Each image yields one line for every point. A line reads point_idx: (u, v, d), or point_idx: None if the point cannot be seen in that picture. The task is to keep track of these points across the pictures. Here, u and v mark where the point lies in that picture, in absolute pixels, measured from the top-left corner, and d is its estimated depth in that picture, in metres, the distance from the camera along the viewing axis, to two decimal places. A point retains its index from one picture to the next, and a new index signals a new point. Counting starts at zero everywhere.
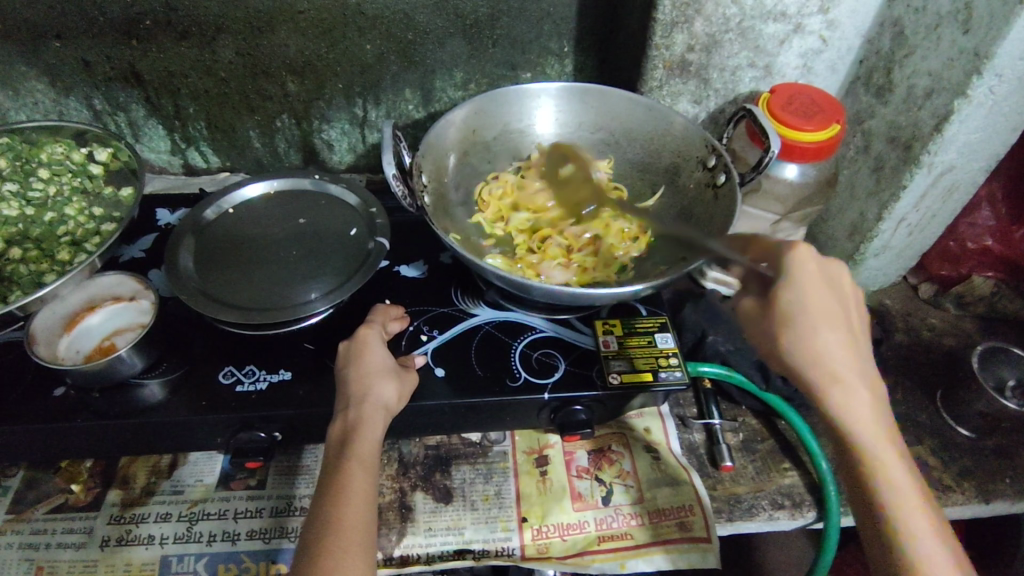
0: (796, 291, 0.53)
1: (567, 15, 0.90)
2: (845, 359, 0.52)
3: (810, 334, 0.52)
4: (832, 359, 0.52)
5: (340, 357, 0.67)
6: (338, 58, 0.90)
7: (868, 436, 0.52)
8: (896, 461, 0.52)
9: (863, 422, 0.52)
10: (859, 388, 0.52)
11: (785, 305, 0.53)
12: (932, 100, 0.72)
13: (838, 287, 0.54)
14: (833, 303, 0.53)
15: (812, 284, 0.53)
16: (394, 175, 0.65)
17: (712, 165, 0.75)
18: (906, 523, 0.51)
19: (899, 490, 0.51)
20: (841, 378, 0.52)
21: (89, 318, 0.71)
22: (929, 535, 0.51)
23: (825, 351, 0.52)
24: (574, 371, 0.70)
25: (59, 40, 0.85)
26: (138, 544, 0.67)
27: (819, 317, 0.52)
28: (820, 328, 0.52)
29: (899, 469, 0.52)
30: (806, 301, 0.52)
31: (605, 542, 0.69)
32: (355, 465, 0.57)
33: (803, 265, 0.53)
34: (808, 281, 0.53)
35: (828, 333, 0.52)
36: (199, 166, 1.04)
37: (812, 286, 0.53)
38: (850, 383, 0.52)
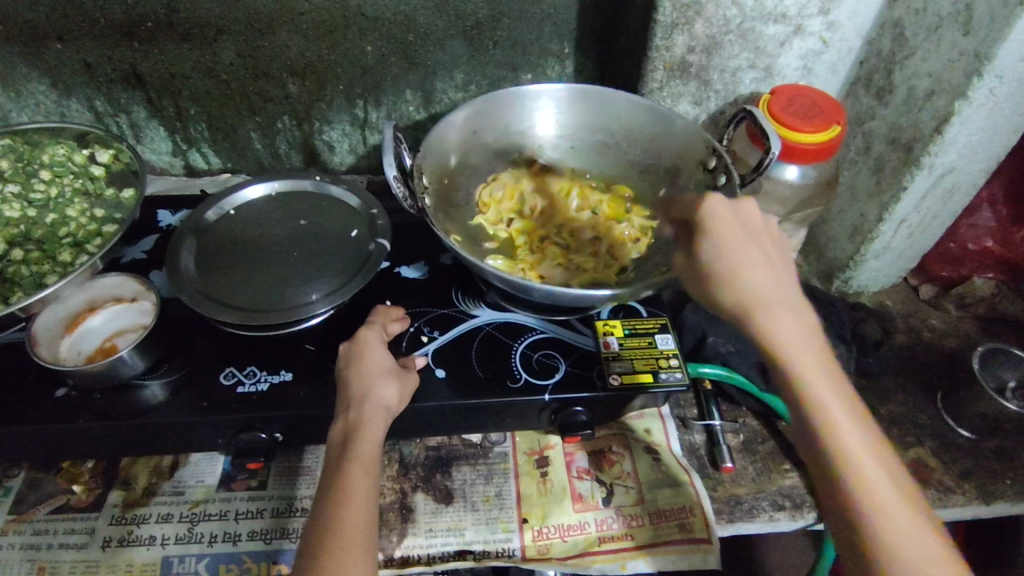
0: (718, 240, 0.54)
1: (568, 17, 0.90)
2: (766, 289, 0.52)
3: (740, 278, 0.52)
4: (766, 301, 0.51)
5: (341, 359, 0.67)
6: (339, 59, 0.90)
7: (798, 363, 0.50)
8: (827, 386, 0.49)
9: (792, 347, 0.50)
10: (797, 332, 0.51)
11: (712, 256, 0.53)
12: (932, 101, 0.72)
13: (760, 236, 0.55)
14: (758, 249, 0.54)
15: (733, 232, 0.54)
16: (395, 176, 0.65)
17: (713, 167, 0.75)
18: (846, 450, 0.48)
19: (850, 441, 0.48)
20: (777, 322, 0.51)
21: (91, 319, 0.71)
22: (885, 492, 0.47)
23: (751, 290, 0.52)
24: (575, 372, 0.70)
25: (61, 41, 0.85)
26: (139, 545, 0.68)
27: (747, 263, 0.53)
28: (750, 272, 0.52)
29: (833, 395, 0.49)
30: (729, 249, 0.53)
31: (606, 543, 0.69)
32: (356, 466, 0.57)
33: (715, 214, 0.55)
34: (722, 227, 0.54)
35: (759, 278, 0.52)
36: (200, 167, 1.04)
37: (731, 233, 0.54)
38: (788, 324, 0.51)
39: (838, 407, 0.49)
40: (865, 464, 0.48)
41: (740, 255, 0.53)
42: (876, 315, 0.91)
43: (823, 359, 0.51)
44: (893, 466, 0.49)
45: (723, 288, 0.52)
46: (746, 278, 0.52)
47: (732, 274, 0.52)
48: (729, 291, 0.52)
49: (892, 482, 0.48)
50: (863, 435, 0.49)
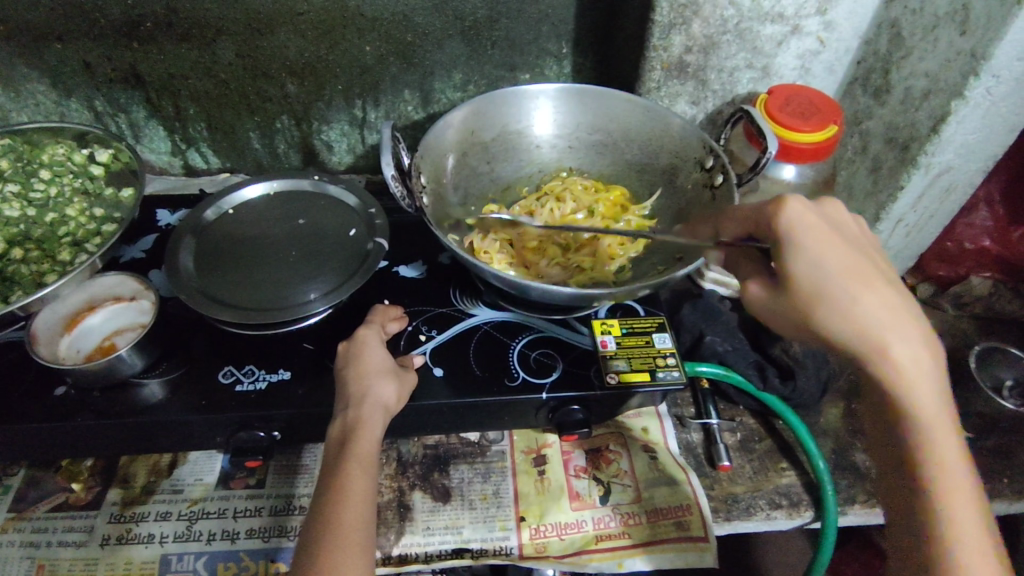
0: (815, 251, 0.50)
1: (566, 17, 0.91)
2: (877, 307, 0.48)
3: (845, 296, 0.49)
4: (878, 322, 0.48)
5: (340, 358, 0.67)
6: (338, 59, 0.90)
7: (909, 384, 0.48)
8: (935, 410, 0.48)
9: (902, 367, 0.48)
10: (914, 356, 0.48)
11: (805, 270, 0.50)
12: (929, 101, 0.72)
13: (857, 244, 0.52)
14: (862, 263, 0.50)
15: (830, 243, 0.50)
16: (393, 176, 0.65)
17: (710, 167, 0.75)
18: (937, 471, 0.48)
19: (943, 471, 0.47)
20: (890, 344, 0.48)
21: (90, 318, 0.72)
22: (973, 528, 0.46)
23: (860, 307, 0.48)
24: (572, 371, 0.71)
25: (61, 41, 0.85)
26: (138, 543, 0.68)
27: (849, 280, 0.49)
28: (855, 285, 0.49)
29: (939, 420, 0.48)
30: (827, 263, 0.49)
31: (602, 541, 0.70)
32: (353, 465, 0.58)
33: (807, 220, 0.51)
34: (816, 237, 0.50)
35: (872, 296, 0.49)
36: (199, 167, 1.05)
37: (830, 244, 0.50)
38: (903, 348, 0.48)
39: (938, 436, 0.48)
40: (952, 497, 0.47)
41: (846, 271, 0.49)
42: None
43: (936, 386, 0.48)
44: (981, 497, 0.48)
45: (819, 297, 0.49)
46: (858, 294, 0.49)
47: (831, 293, 0.49)
48: (831, 309, 0.49)
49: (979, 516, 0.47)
50: (959, 464, 0.48)
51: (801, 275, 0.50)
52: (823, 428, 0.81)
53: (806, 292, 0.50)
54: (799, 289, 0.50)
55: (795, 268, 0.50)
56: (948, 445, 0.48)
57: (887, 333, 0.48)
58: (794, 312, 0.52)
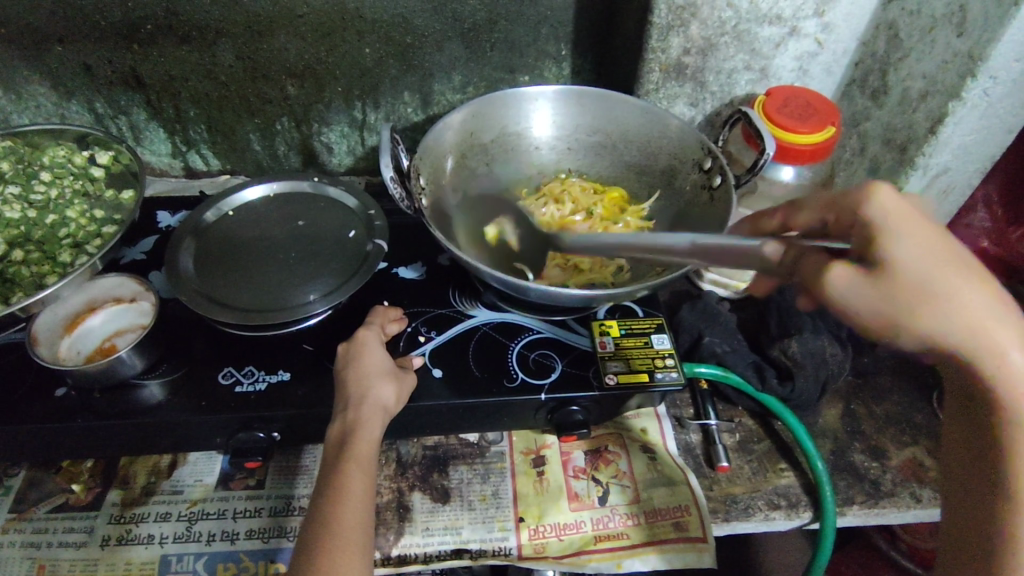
0: (909, 244, 0.43)
1: (565, 19, 0.91)
2: (1000, 323, 0.42)
3: (950, 298, 0.42)
4: (985, 328, 0.42)
5: (340, 359, 0.67)
6: (338, 61, 0.91)
7: (1021, 404, 0.43)
8: None
9: (1021, 387, 0.43)
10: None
11: (911, 268, 0.43)
12: (926, 102, 0.73)
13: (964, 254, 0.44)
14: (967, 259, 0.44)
15: (934, 243, 0.43)
16: (392, 178, 0.65)
17: (708, 167, 0.76)
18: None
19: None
20: (1003, 355, 0.42)
21: (90, 319, 0.72)
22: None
23: (975, 321, 0.42)
24: (571, 371, 0.71)
25: (62, 44, 0.86)
26: (138, 543, 0.68)
27: (963, 278, 0.43)
28: (966, 295, 0.43)
29: None
30: (922, 263, 0.43)
31: (601, 541, 0.70)
32: (353, 466, 0.58)
33: (900, 214, 0.44)
34: (914, 235, 0.44)
35: (981, 296, 0.43)
36: (199, 169, 1.05)
37: (926, 235, 0.44)
38: (1022, 359, 0.43)
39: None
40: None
41: (953, 279, 0.43)
42: None
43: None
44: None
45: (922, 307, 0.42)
46: (973, 304, 0.42)
47: (942, 295, 0.42)
48: (936, 310, 0.42)
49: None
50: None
51: (899, 268, 0.43)
52: (822, 429, 0.81)
53: (910, 288, 0.43)
54: (900, 285, 0.43)
55: (893, 257, 0.43)
56: None
57: (1004, 352, 0.42)
58: (890, 309, 0.43)
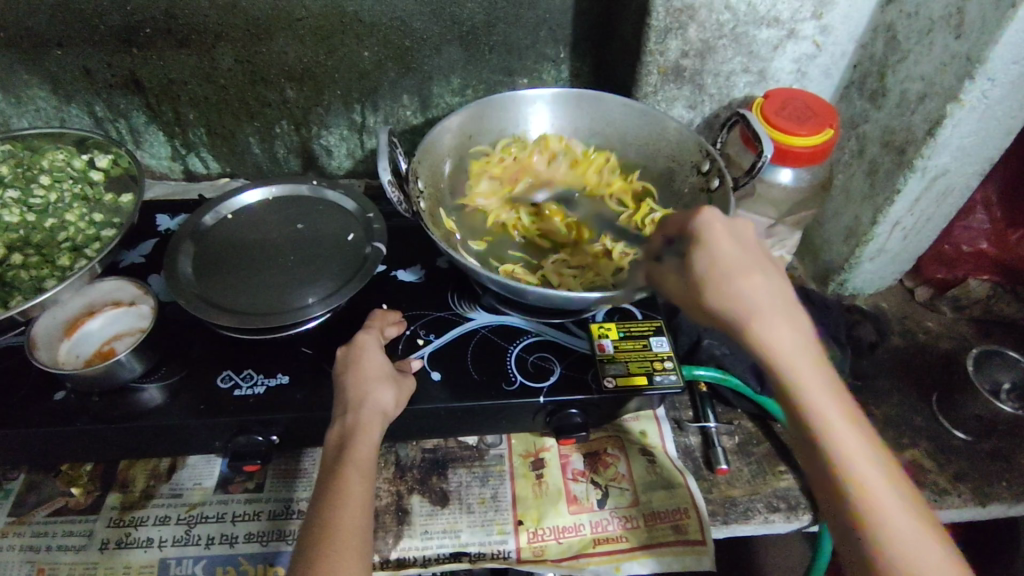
0: (709, 252, 0.52)
1: (563, 22, 0.91)
2: (772, 297, 0.51)
3: (728, 286, 0.51)
4: (751, 302, 0.50)
5: (339, 363, 0.67)
6: (336, 64, 0.91)
7: (791, 369, 0.50)
8: (817, 388, 0.50)
9: (786, 353, 0.50)
10: (790, 341, 0.50)
11: (701, 269, 0.52)
12: (924, 105, 0.73)
13: (755, 247, 0.54)
14: (753, 254, 0.53)
15: (723, 242, 0.53)
16: (390, 181, 0.65)
17: (706, 170, 0.76)
18: (837, 444, 0.49)
19: (848, 449, 0.48)
20: (771, 329, 0.50)
21: (89, 323, 0.72)
22: (878, 483, 0.48)
23: (751, 298, 0.51)
24: (570, 374, 0.71)
25: (61, 48, 0.86)
26: (137, 547, 0.68)
27: (729, 270, 0.51)
28: (741, 279, 0.51)
29: (825, 399, 0.50)
30: (730, 261, 0.52)
31: (600, 545, 0.70)
32: (351, 469, 0.58)
33: (715, 226, 0.53)
34: (714, 236, 0.53)
35: (747, 278, 0.51)
36: (199, 172, 1.05)
37: (721, 242, 0.53)
38: (778, 322, 0.51)
39: (829, 411, 0.49)
40: (854, 458, 0.48)
41: (747, 269, 0.51)
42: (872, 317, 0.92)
43: (809, 349, 0.51)
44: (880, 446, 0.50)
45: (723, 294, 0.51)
46: (753, 284, 0.51)
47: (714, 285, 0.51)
48: (712, 296, 0.51)
49: (880, 466, 0.49)
50: (846, 418, 0.50)
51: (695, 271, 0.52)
52: None
53: (697, 284, 0.52)
54: (693, 281, 0.52)
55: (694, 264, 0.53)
56: (839, 421, 0.49)
57: (769, 324, 0.50)
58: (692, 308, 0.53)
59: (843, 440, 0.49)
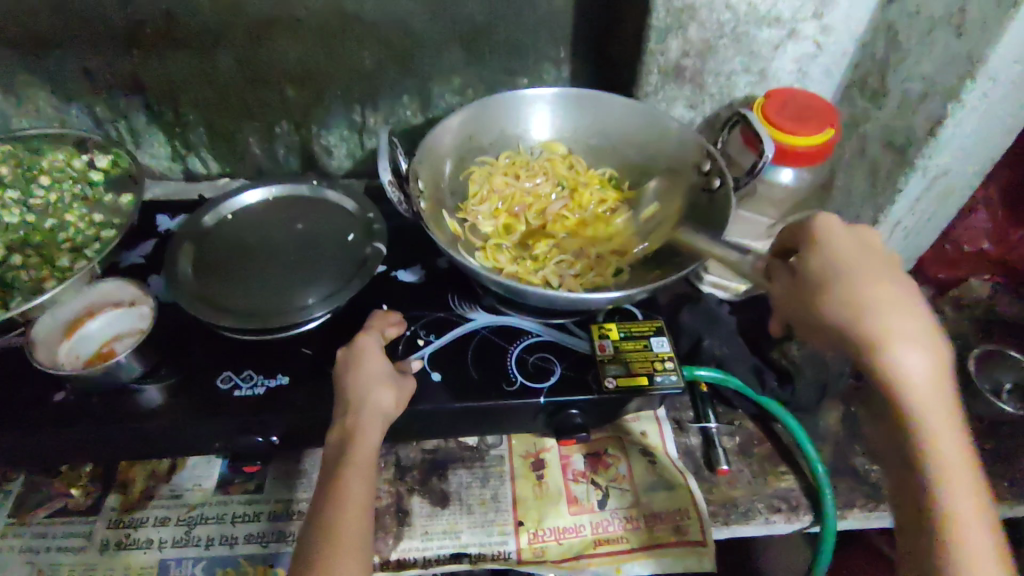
0: (833, 255, 0.53)
1: (563, 22, 0.91)
2: (902, 315, 0.49)
3: (849, 291, 0.51)
4: (889, 326, 0.49)
5: (338, 365, 0.67)
6: (337, 64, 0.91)
7: (915, 389, 0.48)
8: (939, 416, 0.47)
9: (911, 372, 0.48)
10: (919, 364, 0.48)
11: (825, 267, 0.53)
12: (925, 104, 0.73)
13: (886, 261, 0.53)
14: (882, 268, 0.52)
15: (843, 249, 0.54)
16: (390, 181, 0.65)
17: (707, 170, 0.76)
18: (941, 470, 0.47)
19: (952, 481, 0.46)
20: (898, 345, 0.48)
21: (89, 324, 0.72)
22: (976, 535, 0.45)
23: (876, 310, 0.49)
24: (570, 375, 0.71)
25: (61, 48, 0.86)
26: (137, 548, 0.68)
27: (863, 281, 0.51)
28: (865, 289, 0.51)
29: (946, 429, 0.47)
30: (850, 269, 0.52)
31: (601, 546, 0.69)
32: (351, 471, 0.58)
33: (838, 233, 0.55)
34: (837, 242, 0.54)
35: (882, 294, 0.50)
36: (199, 172, 1.05)
37: (851, 252, 0.53)
38: (915, 350, 0.48)
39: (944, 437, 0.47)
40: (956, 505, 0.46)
41: (871, 279, 0.51)
42: None
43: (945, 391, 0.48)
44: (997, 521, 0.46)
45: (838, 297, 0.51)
46: (880, 298, 0.50)
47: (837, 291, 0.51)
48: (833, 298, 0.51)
49: (987, 527, 0.46)
50: (967, 469, 0.47)
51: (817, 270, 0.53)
52: (823, 432, 0.81)
53: (818, 281, 0.53)
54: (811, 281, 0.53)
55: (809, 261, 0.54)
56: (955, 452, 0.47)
57: (902, 340, 0.48)
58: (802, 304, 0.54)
59: (955, 492, 0.46)
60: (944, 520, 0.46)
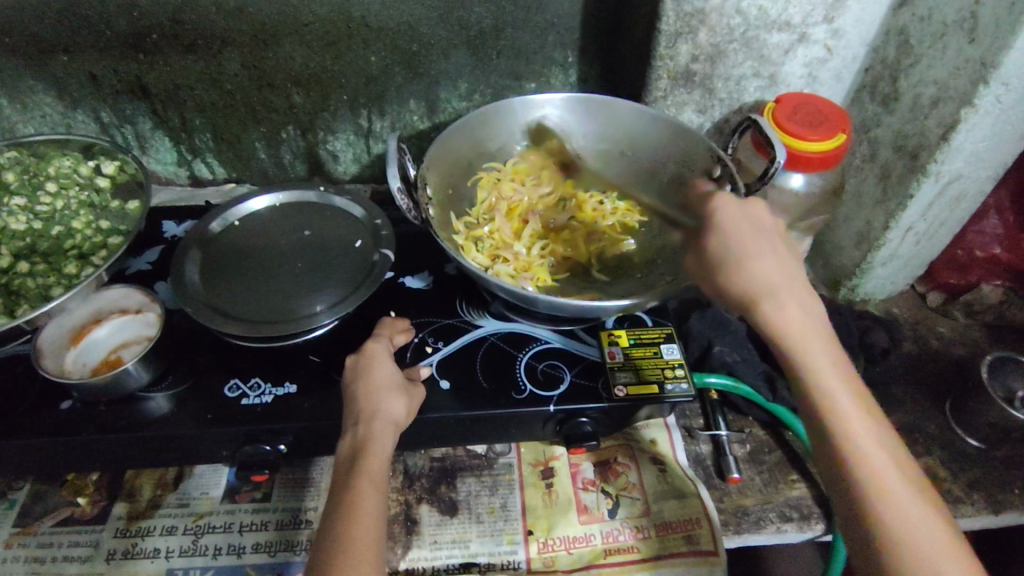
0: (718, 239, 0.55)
1: (571, 26, 0.91)
2: (777, 275, 0.52)
3: (737, 260, 0.53)
4: (765, 286, 0.52)
5: (348, 373, 0.66)
6: (343, 69, 0.90)
7: (796, 340, 0.50)
8: (822, 361, 0.50)
9: (791, 326, 0.51)
10: (795, 317, 0.51)
11: (713, 251, 0.55)
12: (938, 109, 0.72)
13: (765, 226, 0.55)
14: (756, 234, 0.54)
15: (730, 224, 0.56)
16: (399, 188, 0.64)
17: (718, 175, 0.74)
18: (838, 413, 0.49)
19: (845, 421, 0.48)
20: (775, 300, 0.51)
21: (95, 331, 0.71)
22: (884, 474, 0.47)
23: (755, 273, 0.52)
24: (580, 383, 0.70)
25: (66, 54, 0.86)
26: (143, 557, 0.67)
27: (741, 249, 0.53)
28: (747, 256, 0.53)
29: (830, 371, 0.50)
30: (732, 244, 0.54)
31: (611, 555, 0.69)
32: (364, 482, 0.57)
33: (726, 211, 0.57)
34: (726, 220, 0.56)
35: (758, 258, 0.53)
36: (205, 178, 1.05)
37: (734, 225, 0.55)
38: (790, 304, 0.51)
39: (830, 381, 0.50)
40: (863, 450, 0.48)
41: (752, 246, 0.53)
42: (884, 324, 0.90)
43: (822, 335, 0.51)
44: (897, 450, 0.49)
45: (724, 268, 0.54)
46: (757, 262, 0.53)
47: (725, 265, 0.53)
48: (723, 272, 0.53)
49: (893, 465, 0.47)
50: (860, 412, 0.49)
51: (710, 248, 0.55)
52: None
53: (713, 257, 0.55)
54: (708, 260, 0.55)
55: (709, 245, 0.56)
56: (843, 392, 0.49)
57: (776, 298, 0.51)
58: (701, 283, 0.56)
59: (855, 431, 0.48)
60: (854, 470, 0.47)
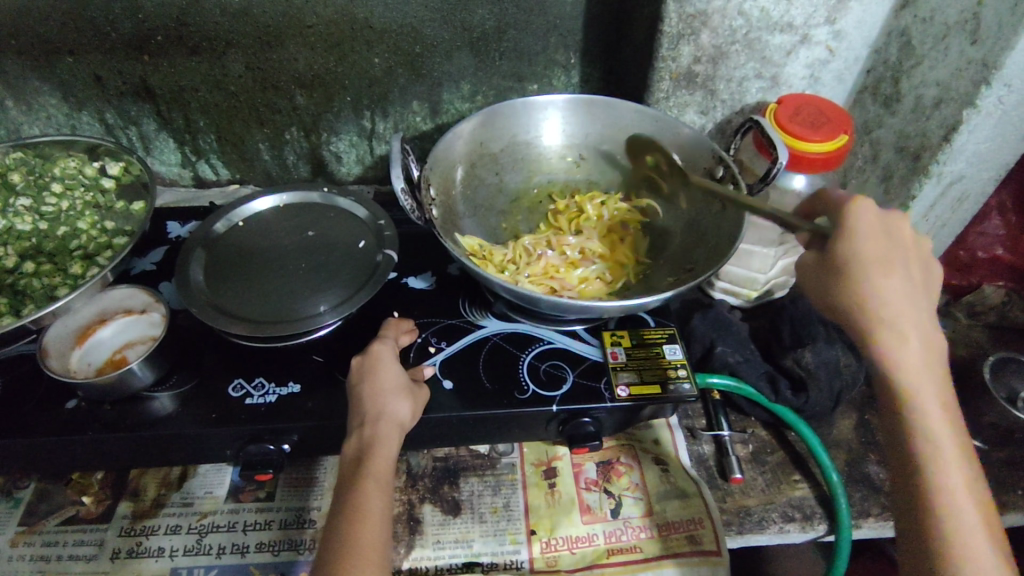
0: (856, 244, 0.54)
1: (573, 28, 0.91)
2: (903, 304, 0.53)
3: (871, 280, 0.53)
4: (888, 313, 0.53)
5: (354, 373, 0.66)
6: (347, 71, 0.91)
7: (909, 372, 0.52)
8: (931, 397, 0.52)
9: (906, 358, 0.52)
10: (910, 349, 0.52)
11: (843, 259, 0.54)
12: (940, 110, 0.72)
13: (905, 247, 0.55)
14: (898, 255, 0.54)
15: (871, 234, 0.54)
16: (403, 189, 0.65)
17: (720, 176, 0.75)
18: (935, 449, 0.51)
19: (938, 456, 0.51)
20: (897, 330, 0.53)
21: (100, 331, 0.72)
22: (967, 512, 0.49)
23: (884, 300, 0.53)
24: (583, 383, 0.70)
25: (72, 55, 0.86)
26: (148, 556, 0.68)
27: (876, 268, 0.53)
28: (881, 278, 0.53)
29: (938, 409, 0.52)
30: (867, 260, 0.53)
31: (614, 555, 0.69)
32: (370, 482, 0.57)
33: (864, 217, 0.55)
34: (864, 229, 0.55)
35: (893, 284, 0.53)
36: (209, 179, 1.05)
37: (874, 237, 0.54)
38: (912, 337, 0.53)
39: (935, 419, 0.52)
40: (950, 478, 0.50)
41: (886, 268, 0.53)
42: None
43: (935, 371, 0.53)
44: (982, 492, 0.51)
45: (854, 282, 0.53)
46: (890, 287, 0.53)
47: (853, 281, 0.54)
48: (851, 286, 0.54)
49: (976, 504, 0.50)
50: (955, 450, 0.51)
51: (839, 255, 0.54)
52: (836, 439, 0.80)
53: (842, 268, 0.54)
54: (835, 269, 0.55)
55: (853, 245, 0.54)
56: (943, 430, 0.52)
57: (898, 329, 0.53)
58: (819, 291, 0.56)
59: (946, 466, 0.50)
60: (940, 504, 0.50)
